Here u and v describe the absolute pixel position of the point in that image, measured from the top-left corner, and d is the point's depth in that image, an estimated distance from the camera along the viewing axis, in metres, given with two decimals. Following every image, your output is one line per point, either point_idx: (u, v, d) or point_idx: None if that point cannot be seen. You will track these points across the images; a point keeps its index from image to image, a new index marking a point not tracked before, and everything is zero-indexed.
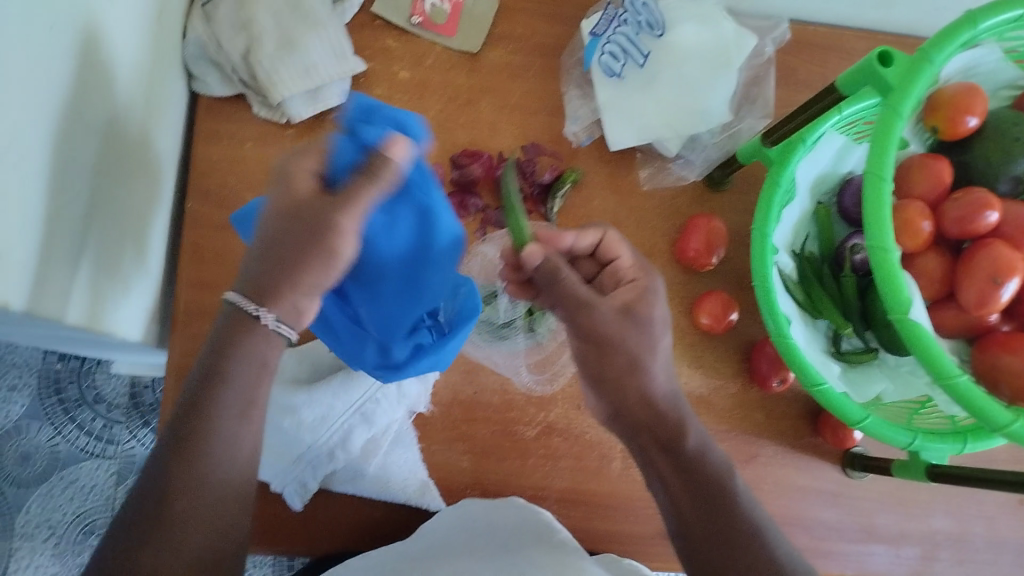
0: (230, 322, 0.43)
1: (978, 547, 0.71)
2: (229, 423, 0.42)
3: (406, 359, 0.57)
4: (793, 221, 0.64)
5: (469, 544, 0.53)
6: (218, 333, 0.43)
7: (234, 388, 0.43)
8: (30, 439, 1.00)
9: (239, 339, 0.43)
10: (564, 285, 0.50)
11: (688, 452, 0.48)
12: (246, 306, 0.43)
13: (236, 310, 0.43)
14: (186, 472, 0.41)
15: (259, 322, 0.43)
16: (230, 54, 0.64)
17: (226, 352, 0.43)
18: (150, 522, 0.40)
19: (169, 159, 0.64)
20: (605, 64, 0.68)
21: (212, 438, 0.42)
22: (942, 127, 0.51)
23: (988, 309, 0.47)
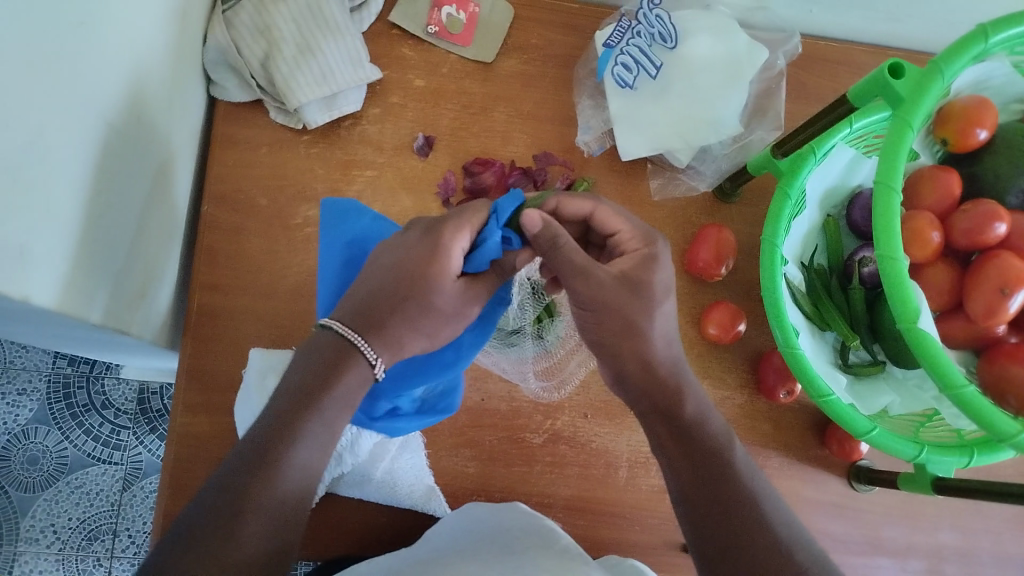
0: (337, 350, 0.47)
1: (984, 563, 0.71)
2: (308, 447, 0.44)
3: (380, 417, 0.59)
4: (801, 232, 0.65)
5: (473, 544, 0.53)
6: (317, 360, 0.46)
7: (325, 418, 0.45)
8: (38, 443, 1.01)
9: (343, 366, 0.46)
10: (564, 249, 0.48)
11: (687, 418, 0.49)
12: (358, 344, 0.47)
13: (336, 336, 0.47)
14: (265, 479, 0.42)
15: (371, 369, 0.47)
16: (250, 58, 0.65)
17: (327, 380, 0.45)
18: (223, 521, 0.40)
19: (187, 163, 0.65)
20: (618, 75, 0.69)
21: (294, 454, 0.43)
22: (951, 140, 0.52)
23: (996, 319, 0.48)
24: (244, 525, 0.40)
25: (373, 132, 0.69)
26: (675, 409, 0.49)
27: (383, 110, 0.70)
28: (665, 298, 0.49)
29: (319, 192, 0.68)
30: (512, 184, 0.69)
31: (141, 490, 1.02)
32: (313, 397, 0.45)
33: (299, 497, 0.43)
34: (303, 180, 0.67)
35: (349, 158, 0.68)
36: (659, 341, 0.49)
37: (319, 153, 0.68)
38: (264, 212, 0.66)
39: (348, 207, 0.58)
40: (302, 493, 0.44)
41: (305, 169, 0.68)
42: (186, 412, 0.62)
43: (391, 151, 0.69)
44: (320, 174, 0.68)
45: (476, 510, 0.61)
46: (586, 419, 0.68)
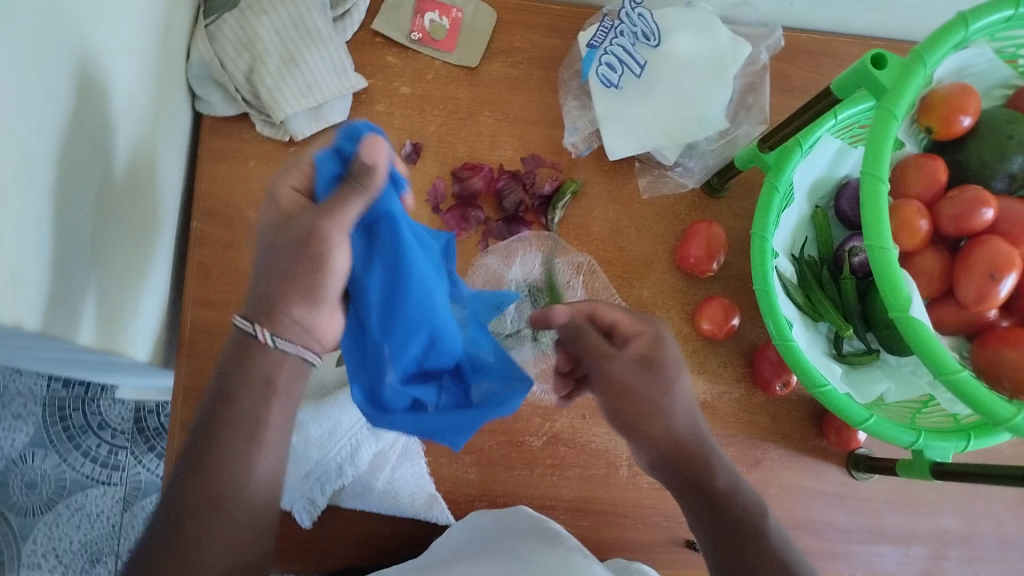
0: (241, 347, 0.47)
1: (987, 546, 0.71)
2: (239, 442, 0.46)
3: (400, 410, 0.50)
4: (791, 225, 0.66)
5: (484, 550, 0.54)
6: (228, 353, 0.47)
7: (243, 411, 0.46)
8: (36, 467, 1.00)
9: (246, 357, 0.47)
10: (591, 341, 0.54)
11: (720, 488, 0.50)
12: (250, 330, 0.46)
13: (240, 333, 0.47)
14: (205, 478, 0.45)
15: (258, 339, 0.46)
16: (234, 72, 0.65)
17: (229, 377, 0.46)
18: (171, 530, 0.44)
19: (173, 179, 0.65)
20: (602, 75, 0.70)
21: (211, 459, 0.45)
22: (935, 128, 0.52)
23: (987, 304, 0.48)
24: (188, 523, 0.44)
25: None
26: (707, 480, 0.50)
27: (370, 119, 0.70)
28: (680, 372, 0.53)
29: None
30: (501, 188, 0.69)
31: (141, 509, 1.02)
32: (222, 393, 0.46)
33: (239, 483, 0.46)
34: None
35: None
36: (673, 411, 0.52)
37: None
38: (253, 225, 0.66)
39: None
40: (239, 480, 0.46)
41: None
42: (181, 430, 0.62)
43: None
44: None
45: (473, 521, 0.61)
46: (584, 419, 0.68)
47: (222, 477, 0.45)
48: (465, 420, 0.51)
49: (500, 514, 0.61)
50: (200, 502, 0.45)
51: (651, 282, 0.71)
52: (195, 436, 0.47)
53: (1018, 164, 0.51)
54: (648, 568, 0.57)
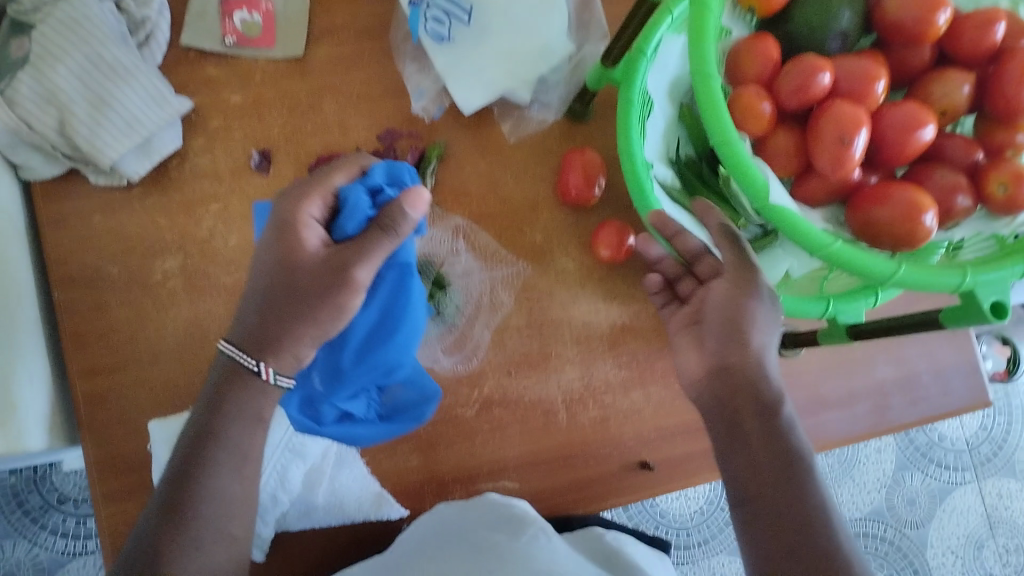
0: (226, 374, 0.50)
1: (927, 383, 0.74)
2: (221, 474, 0.49)
3: (331, 423, 0.59)
4: (659, 130, 0.63)
5: (457, 550, 0.54)
6: (215, 383, 0.51)
7: (228, 445, 0.50)
8: (9, 558, 0.98)
9: (239, 386, 0.50)
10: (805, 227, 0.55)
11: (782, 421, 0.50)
12: (238, 358, 0.50)
13: (230, 359, 0.50)
14: (194, 504, 0.48)
15: (259, 375, 0.50)
16: (45, 131, 0.60)
17: (220, 411, 0.50)
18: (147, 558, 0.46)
19: (19, 257, 0.61)
20: (432, 30, 0.66)
21: (205, 488, 0.48)
22: (757, 4, 0.50)
23: (846, 169, 0.47)
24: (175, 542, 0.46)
25: (205, 163, 0.66)
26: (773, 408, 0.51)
27: (209, 138, 0.66)
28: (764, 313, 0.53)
29: (169, 243, 0.64)
30: None
31: None
32: (215, 428, 0.50)
33: (227, 508, 0.49)
34: (150, 236, 0.64)
35: (190, 198, 0.65)
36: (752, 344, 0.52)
37: (156, 203, 0.64)
38: (119, 280, 0.63)
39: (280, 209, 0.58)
40: (233, 504, 0.49)
41: (147, 224, 0.64)
42: (107, 504, 0.60)
43: (230, 177, 0.66)
44: (165, 224, 0.64)
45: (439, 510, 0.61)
46: (511, 376, 0.67)
47: (214, 502, 0.48)
48: (382, 431, 0.60)
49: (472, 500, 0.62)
50: (176, 534, 0.47)
51: (542, 225, 0.69)
52: (176, 463, 0.49)
53: (847, 19, 0.50)
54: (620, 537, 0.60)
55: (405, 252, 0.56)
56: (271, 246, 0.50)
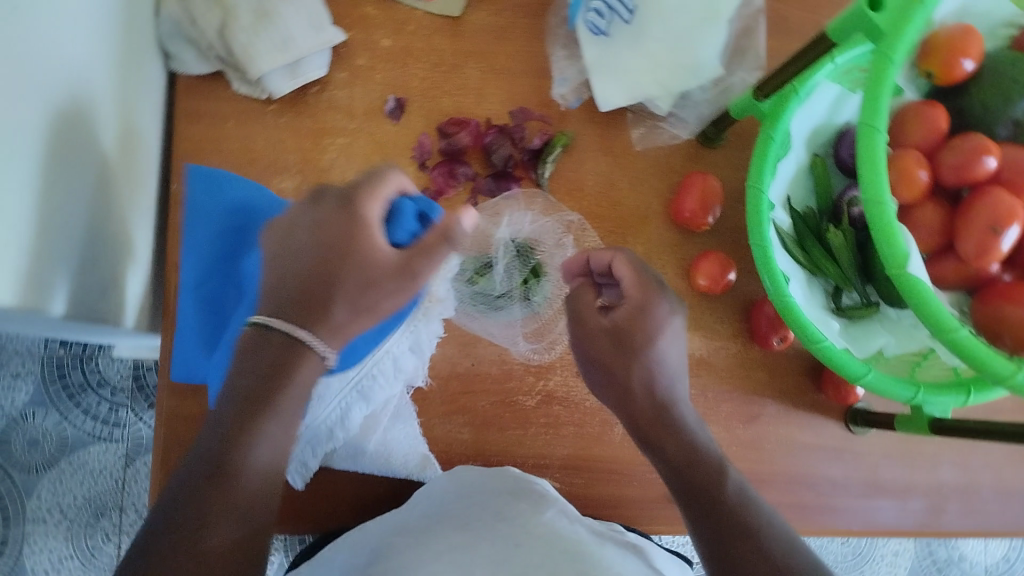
0: (277, 347, 0.44)
1: (984, 498, 0.71)
2: (264, 446, 0.43)
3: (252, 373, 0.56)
4: (788, 175, 0.63)
5: (470, 512, 0.51)
6: (262, 356, 0.44)
7: (280, 418, 0.44)
8: (37, 426, 0.99)
9: (294, 360, 0.44)
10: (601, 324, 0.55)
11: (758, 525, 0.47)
12: (307, 340, 0.45)
13: (279, 333, 0.44)
14: (230, 483, 0.41)
15: (322, 359, 0.46)
16: (206, 29, 0.62)
17: (272, 379, 0.44)
18: (183, 532, 0.39)
19: (149, 141, 0.63)
20: (591, 21, 0.66)
21: (252, 457, 0.43)
22: (936, 72, 0.50)
23: (988, 258, 0.46)
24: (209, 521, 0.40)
25: (342, 97, 0.67)
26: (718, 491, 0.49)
27: (351, 74, 0.67)
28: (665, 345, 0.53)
29: (291, 164, 0.66)
30: (489, 143, 0.68)
31: (144, 465, 1.01)
32: (261, 400, 0.43)
33: (259, 493, 0.43)
34: (274, 153, 0.65)
35: (320, 127, 0.66)
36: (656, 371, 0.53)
37: (287, 123, 0.66)
38: None
39: (216, 181, 0.60)
40: (263, 491, 0.43)
41: (275, 141, 0.66)
42: (170, 394, 0.61)
43: (362, 116, 0.67)
44: (291, 145, 0.66)
45: (438, 482, 0.59)
46: (579, 377, 0.67)
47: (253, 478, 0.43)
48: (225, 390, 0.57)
49: (488, 470, 0.60)
50: (212, 508, 0.40)
51: (645, 238, 0.69)
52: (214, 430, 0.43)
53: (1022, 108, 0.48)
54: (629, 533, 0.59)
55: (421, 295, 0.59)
56: (310, 231, 0.47)
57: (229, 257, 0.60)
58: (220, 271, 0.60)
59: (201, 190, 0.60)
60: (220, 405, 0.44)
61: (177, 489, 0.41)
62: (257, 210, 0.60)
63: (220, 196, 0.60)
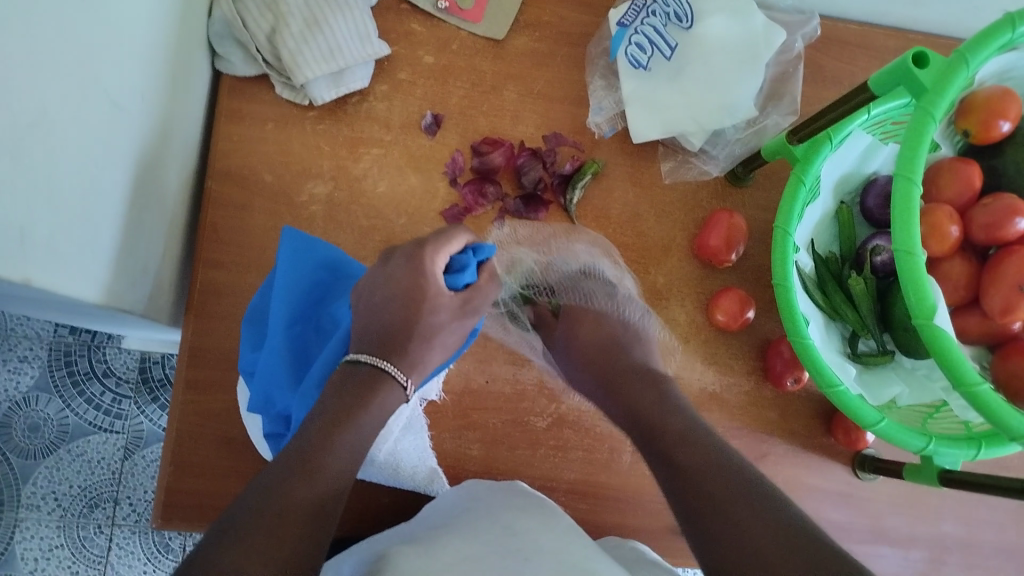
0: (368, 377, 0.48)
1: (986, 553, 0.71)
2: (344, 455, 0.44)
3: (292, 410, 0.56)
4: (814, 219, 0.64)
5: (480, 521, 0.52)
6: (352, 386, 0.47)
7: (363, 433, 0.46)
8: (39, 411, 0.99)
9: (379, 388, 0.48)
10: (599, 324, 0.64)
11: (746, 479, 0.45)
12: (392, 372, 0.48)
13: (369, 367, 0.48)
14: (304, 487, 0.41)
15: (404, 391, 0.49)
16: (256, 32, 0.64)
17: (361, 402, 0.46)
18: (274, 517, 0.39)
19: (189, 138, 0.65)
20: (632, 55, 0.68)
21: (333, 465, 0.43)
22: (974, 131, 0.51)
23: (1012, 317, 0.47)
24: (290, 494, 0.40)
25: (380, 109, 0.68)
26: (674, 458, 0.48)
27: (391, 87, 0.69)
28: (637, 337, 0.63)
29: (325, 169, 0.67)
30: (521, 165, 0.69)
31: (142, 459, 1.01)
32: (348, 417, 0.45)
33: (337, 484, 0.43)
34: (309, 158, 0.66)
35: (356, 136, 0.68)
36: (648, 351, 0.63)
37: (325, 130, 0.67)
38: (268, 189, 0.66)
39: (308, 241, 0.59)
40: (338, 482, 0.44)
41: (310, 146, 0.67)
42: (186, 389, 0.61)
43: (398, 129, 0.68)
44: (327, 151, 0.67)
45: (446, 495, 0.60)
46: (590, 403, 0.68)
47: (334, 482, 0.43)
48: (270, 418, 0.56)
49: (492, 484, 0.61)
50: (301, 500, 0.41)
51: (667, 269, 0.70)
52: (299, 439, 0.44)
53: None
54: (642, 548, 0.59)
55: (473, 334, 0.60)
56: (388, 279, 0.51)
57: (309, 306, 0.59)
58: (301, 317, 0.59)
59: (294, 245, 0.59)
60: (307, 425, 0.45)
61: (256, 499, 0.40)
62: (341, 271, 0.61)
63: (311, 255, 0.59)
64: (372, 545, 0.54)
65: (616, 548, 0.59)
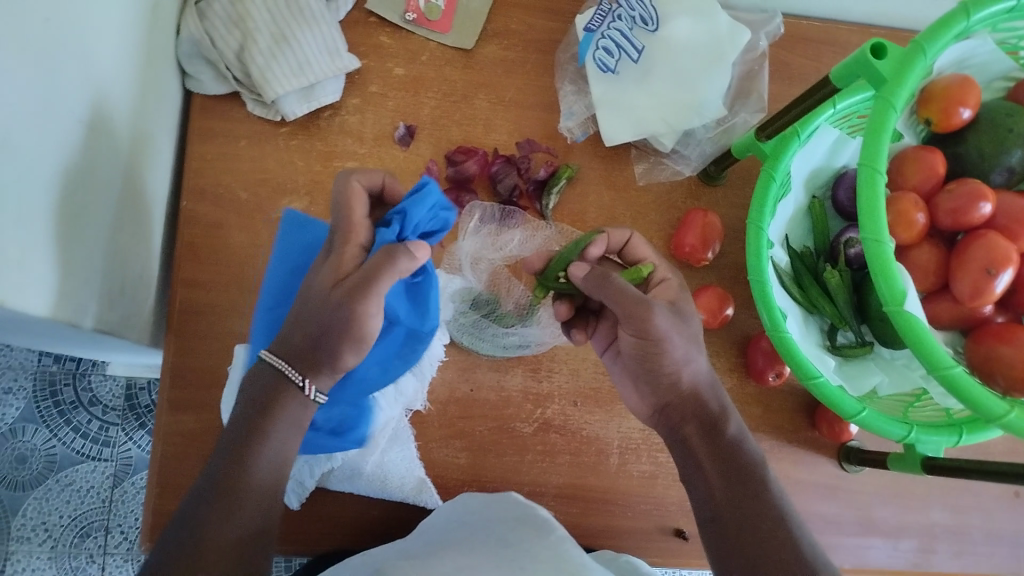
0: (270, 384, 0.47)
1: (976, 540, 0.71)
2: (259, 469, 0.46)
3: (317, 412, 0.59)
4: (787, 214, 0.64)
5: (472, 538, 0.52)
6: (257, 393, 0.47)
7: (274, 441, 0.47)
8: (26, 442, 0.98)
9: (281, 398, 0.47)
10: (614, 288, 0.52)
11: (727, 439, 0.51)
12: (288, 372, 0.47)
13: (272, 369, 0.47)
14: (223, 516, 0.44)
15: (303, 392, 0.47)
16: (225, 50, 0.65)
17: (265, 413, 0.47)
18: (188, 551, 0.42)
19: (163, 158, 0.65)
20: (599, 59, 0.69)
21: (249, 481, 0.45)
22: (935, 119, 0.52)
23: (982, 300, 0.47)
24: (213, 525, 0.43)
25: (353, 122, 0.69)
26: (719, 425, 0.52)
27: (363, 100, 0.69)
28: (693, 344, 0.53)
29: (300, 185, 0.67)
30: (495, 173, 0.69)
31: (132, 486, 1.00)
32: (257, 430, 0.46)
33: (264, 494, 0.46)
34: (284, 173, 0.67)
35: (330, 150, 0.68)
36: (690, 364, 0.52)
37: (298, 145, 0.67)
38: (244, 206, 0.66)
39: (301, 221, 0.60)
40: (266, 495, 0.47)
41: (285, 162, 0.67)
42: (169, 411, 0.61)
43: (372, 141, 0.69)
44: (301, 167, 0.67)
45: (441, 509, 0.59)
46: (576, 407, 0.68)
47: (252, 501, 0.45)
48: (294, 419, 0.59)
49: (489, 494, 0.61)
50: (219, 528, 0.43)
51: None
52: (217, 459, 0.46)
53: (1017, 157, 0.50)
54: (636, 560, 0.58)
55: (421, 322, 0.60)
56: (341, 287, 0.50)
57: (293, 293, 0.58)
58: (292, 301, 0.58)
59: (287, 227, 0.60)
60: (222, 445, 0.47)
61: (173, 537, 0.43)
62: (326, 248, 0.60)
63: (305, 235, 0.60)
64: (365, 561, 0.54)
65: (609, 560, 0.58)
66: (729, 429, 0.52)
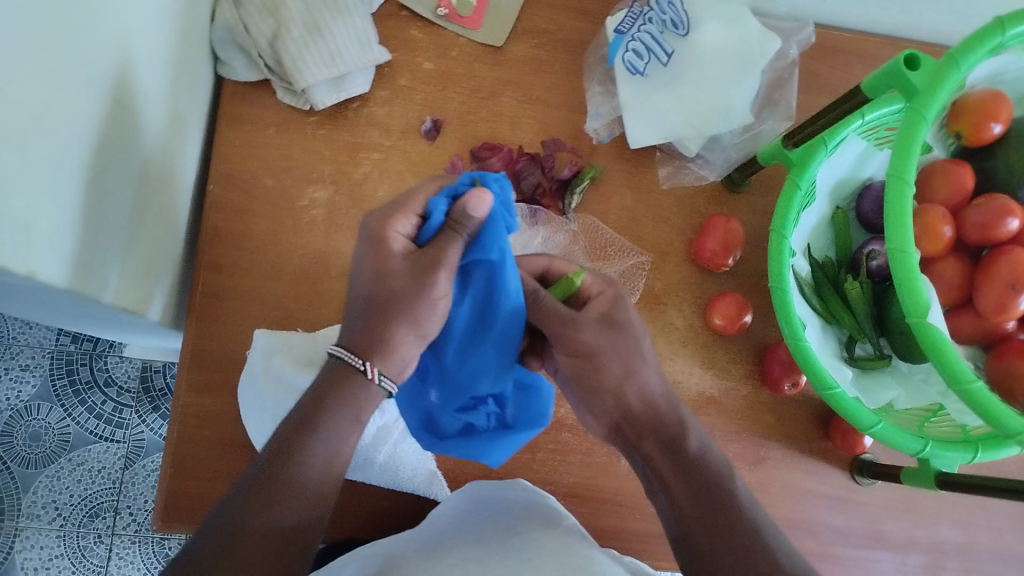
0: (332, 375, 0.46)
1: (985, 559, 0.71)
2: (310, 466, 0.45)
3: (452, 435, 0.55)
4: (810, 225, 0.64)
5: (481, 530, 0.51)
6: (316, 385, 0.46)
7: (326, 437, 0.45)
8: (40, 420, 0.99)
9: (342, 389, 0.46)
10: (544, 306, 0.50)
11: (690, 450, 0.48)
12: (347, 358, 0.46)
13: (339, 361, 0.46)
14: (262, 508, 0.43)
15: (364, 376, 0.46)
16: (258, 38, 0.65)
17: (319, 406, 0.46)
18: (224, 541, 0.42)
19: (191, 142, 0.65)
20: (629, 61, 0.69)
21: (296, 475, 0.44)
22: (965, 133, 0.52)
23: (1005, 315, 0.47)
24: (256, 516, 0.43)
25: (381, 114, 0.69)
26: (678, 441, 0.49)
27: (391, 93, 0.70)
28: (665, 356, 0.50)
29: (325, 173, 0.67)
30: (519, 170, 0.69)
31: (143, 468, 1.01)
32: (308, 423, 0.45)
33: (315, 489, 0.45)
34: (310, 162, 0.67)
35: (356, 140, 0.68)
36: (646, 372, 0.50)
37: (326, 135, 0.68)
38: (269, 193, 0.66)
39: None
40: (321, 489, 0.46)
41: (311, 151, 0.67)
42: (188, 391, 0.62)
43: (398, 133, 0.69)
44: (327, 156, 0.68)
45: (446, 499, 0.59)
46: None
47: (298, 494, 0.44)
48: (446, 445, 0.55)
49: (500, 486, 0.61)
50: (259, 519, 0.43)
51: (665, 273, 0.70)
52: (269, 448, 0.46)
53: None
54: (639, 559, 0.57)
55: (487, 253, 0.47)
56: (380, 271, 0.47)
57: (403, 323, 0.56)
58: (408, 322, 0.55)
59: None
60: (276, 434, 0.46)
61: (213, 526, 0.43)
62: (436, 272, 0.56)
63: None
64: (375, 548, 0.53)
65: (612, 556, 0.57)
66: (690, 443, 0.49)
